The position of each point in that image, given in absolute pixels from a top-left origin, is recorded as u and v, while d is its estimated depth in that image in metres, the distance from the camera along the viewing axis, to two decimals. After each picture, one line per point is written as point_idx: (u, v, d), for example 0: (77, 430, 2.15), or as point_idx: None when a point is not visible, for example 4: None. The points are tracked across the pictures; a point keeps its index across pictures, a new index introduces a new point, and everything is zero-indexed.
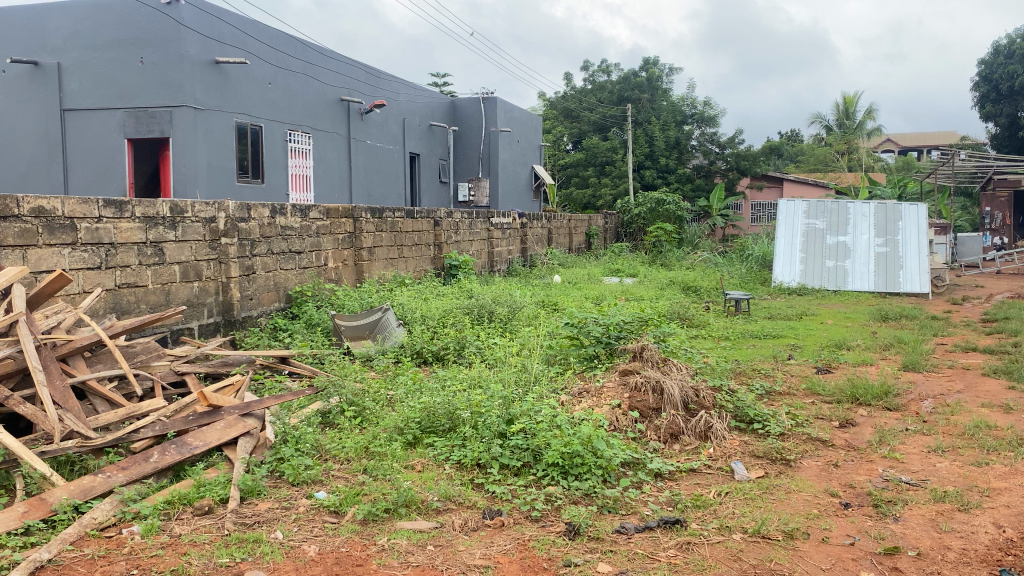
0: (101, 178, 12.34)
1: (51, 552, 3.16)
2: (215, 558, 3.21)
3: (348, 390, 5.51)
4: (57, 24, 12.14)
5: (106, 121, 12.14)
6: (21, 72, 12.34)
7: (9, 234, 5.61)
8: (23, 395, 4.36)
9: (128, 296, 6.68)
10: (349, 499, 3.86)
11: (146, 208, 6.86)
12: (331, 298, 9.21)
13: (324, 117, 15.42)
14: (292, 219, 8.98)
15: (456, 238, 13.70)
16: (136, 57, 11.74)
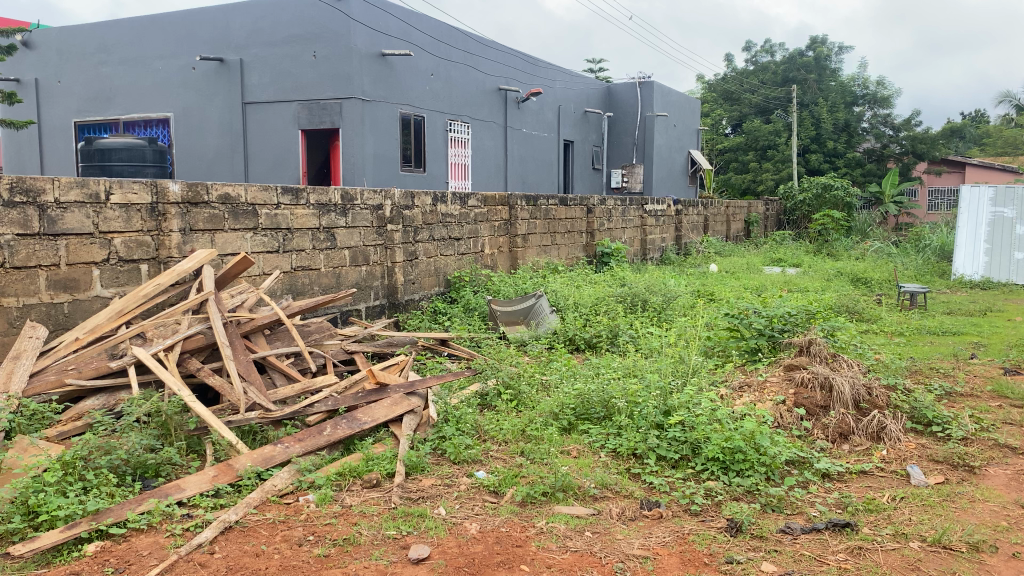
0: (277, 167, 13.15)
1: (237, 514, 3.42)
2: (384, 530, 3.37)
3: (505, 373, 5.62)
4: (239, 23, 13.02)
5: (282, 113, 12.90)
6: (209, 69, 13.33)
7: (200, 219, 6.09)
8: (213, 368, 4.75)
9: (302, 278, 7.12)
10: (508, 480, 3.94)
11: (320, 195, 7.25)
12: (487, 284, 9.41)
13: (483, 106, 15.73)
14: (452, 207, 9.22)
15: (609, 225, 13.61)
16: (310, 52, 12.41)
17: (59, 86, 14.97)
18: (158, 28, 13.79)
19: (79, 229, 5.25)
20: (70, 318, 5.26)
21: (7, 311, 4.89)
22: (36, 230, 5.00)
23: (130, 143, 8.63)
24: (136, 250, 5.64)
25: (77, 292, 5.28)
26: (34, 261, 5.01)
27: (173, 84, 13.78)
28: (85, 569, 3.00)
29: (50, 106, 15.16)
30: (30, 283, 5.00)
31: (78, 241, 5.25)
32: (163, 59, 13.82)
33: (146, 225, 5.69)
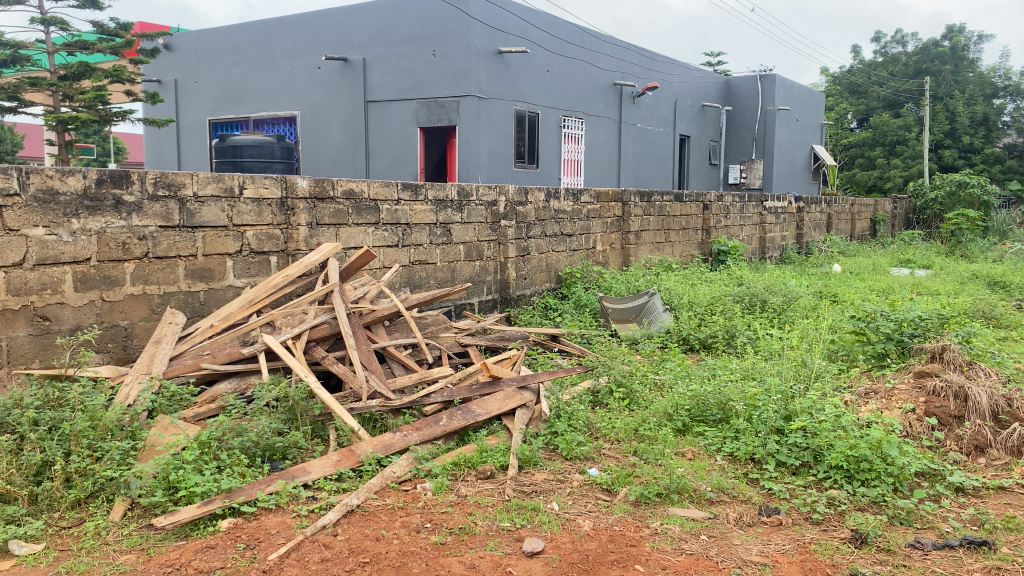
0: (395, 164, 13.50)
1: (359, 498, 3.55)
2: (498, 521, 3.43)
3: (617, 371, 5.58)
4: (363, 24, 13.44)
5: (401, 111, 13.25)
6: (334, 69, 13.83)
7: (326, 214, 6.33)
8: (336, 356, 4.94)
9: (419, 272, 7.30)
10: (621, 479, 3.92)
11: (438, 191, 7.41)
12: (599, 280, 9.37)
13: (598, 101, 15.66)
14: (565, 203, 9.23)
15: (726, 223, 13.30)
16: (430, 50, 12.69)
17: (196, 86, 15.83)
18: (287, 29, 14.38)
19: (214, 222, 5.56)
20: (205, 306, 5.59)
21: (149, 297, 5.23)
22: (176, 222, 5.32)
23: (260, 140, 9.01)
24: (266, 242, 5.94)
25: (213, 282, 5.61)
26: (174, 251, 5.34)
27: (300, 83, 14.35)
28: (218, 543, 3.18)
29: (187, 105, 16.05)
30: (170, 272, 5.34)
31: (214, 233, 5.57)
32: (291, 59, 14.41)
33: (276, 219, 5.97)
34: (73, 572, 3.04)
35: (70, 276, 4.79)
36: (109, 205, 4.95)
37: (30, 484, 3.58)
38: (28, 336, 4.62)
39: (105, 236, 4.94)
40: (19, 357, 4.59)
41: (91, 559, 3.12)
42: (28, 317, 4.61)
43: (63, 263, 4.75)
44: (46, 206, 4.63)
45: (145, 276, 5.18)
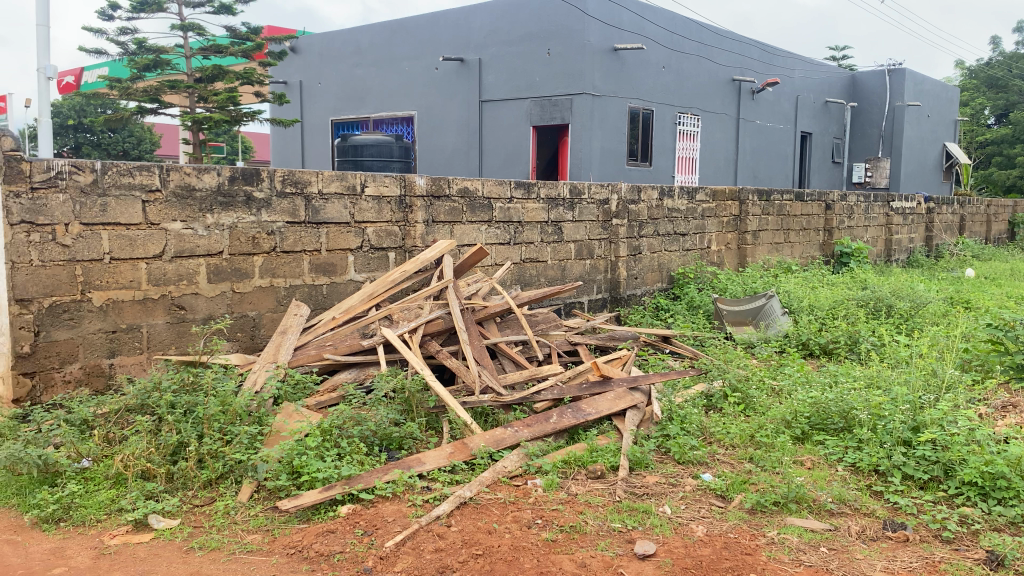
0: (508, 162, 13.60)
1: (472, 491, 3.61)
2: (609, 522, 3.41)
3: (733, 375, 5.45)
4: (480, 24, 13.61)
5: (515, 110, 13.35)
6: (450, 69, 14.08)
7: (441, 211, 6.46)
8: (450, 351, 5.03)
9: (530, 270, 7.34)
10: (736, 486, 3.83)
11: (550, 189, 7.43)
12: (713, 281, 9.17)
13: (715, 98, 15.32)
14: (679, 202, 9.09)
15: (849, 223, 12.77)
16: (545, 49, 12.75)
17: (319, 87, 16.44)
18: (406, 30, 14.73)
19: (337, 219, 5.77)
20: (327, 299, 5.81)
21: (276, 289, 5.48)
22: (303, 218, 5.56)
23: (379, 139, 9.27)
24: (385, 239, 6.12)
25: (335, 276, 5.83)
26: (300, 246, 5.57)
27: (417, 83, 14.67)
28: (338, 528, 3.31)
29: (311, 105, 16.67)
30: (296, 266, 5.57)
31: (336, 230, 5.78)
32: (409, 60, 14.76)
33: (394, 216, 6.14)
34: (205, 548, 3.22)
35: (205, 268, 5.07)
36: (241, 201, 5.20)
37: (168, 463, 3.83)
38: (166, 324, 4.92)
39: (237, 231, 5.20)
40: (158, 344, 4.91)
41: (221, 536, 3.31)
42: (167, 306, 4.91)
43: (198, 256, 5.03)
44: (183, 202, 4.92)
45: (272, 269, 5.44)
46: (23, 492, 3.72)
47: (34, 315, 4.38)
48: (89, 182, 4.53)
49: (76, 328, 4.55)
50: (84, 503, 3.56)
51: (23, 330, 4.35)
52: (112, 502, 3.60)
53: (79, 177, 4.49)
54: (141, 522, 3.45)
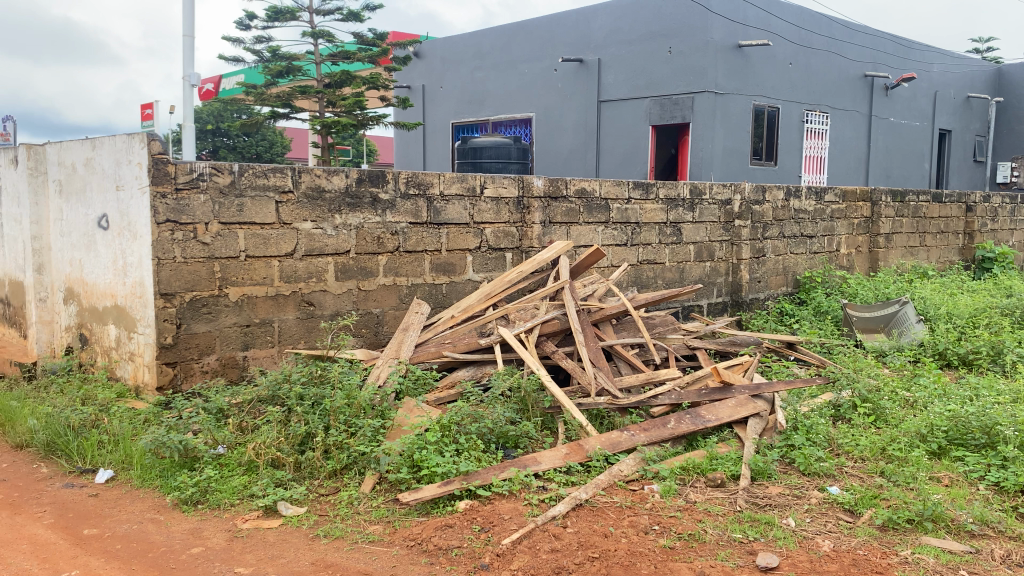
0: (627, 163, 13.47)
1: (588, 493, 3.58)
2: (729, 532, 3.33)
3: (863, 385, 5.20)
4: (600, 24, 13.56)
5: (635, 109, 13.22)
6: (570, 70, 14.09)
7: (559, 212, 6.47)
8: (566, 352, 5.02)
9: (648, 272, 7.24)
10: (866, 501, 3.65)
11: (670, 190, 7.32)
12: (842, 286, 8.78)
13: (846, 95, 14.69)
14: (806, 203, 8.76)
15: (992, 226, 11.97)
16: (666, 48, 12.57)
17: (441, 90, 16.78)
18: (526, 33, 14.84)
19: (457, 219, 5.87)
20: (447, 298, 5.92)
21: (398, 288, 5.64)
22: (425, 219, 5.69)
23: (497, 141, 9.36)
24: (502, 239, 6.18)
25: (454, 275, 5.93)
26: (421, 246, 5.70)
27: (536, 84, 14.74)
28: (456, 523, 3.35)
29: (432, 108, 17.03)
30: (417, 265, 5.71)
31: (456, 230, 5.89)
32: (529, 62, 14.85)
33: (512, 217, 6.20)
34: (330, 536, 3.34)
35: (332, 267, 5.27)
36: (367, 202, 5.38)
37: (296, 453, 3.99)
38: (295, 319, 5.14)
39: (363, 231, 5.38)
40: (288, 338, 5.13)
41: (344, 526, 3.42)
42: (296, 302, 5.13)
43: (326, 255, 5.23)
44: (313, 203, 5.12)
45: (395, 268, 5.59)
46: (165, 475, 3.96)
47: (176, 308, 4.65)
48: (228, 184, 4.78)
49: (215, 322, 4.82)
50: (220, 488, 3.75)
51: (167, 322, 4.63)
52: (245, 488, 3.78)
53: (219, 179, 4.73)
54: (271, 508, 3.61)
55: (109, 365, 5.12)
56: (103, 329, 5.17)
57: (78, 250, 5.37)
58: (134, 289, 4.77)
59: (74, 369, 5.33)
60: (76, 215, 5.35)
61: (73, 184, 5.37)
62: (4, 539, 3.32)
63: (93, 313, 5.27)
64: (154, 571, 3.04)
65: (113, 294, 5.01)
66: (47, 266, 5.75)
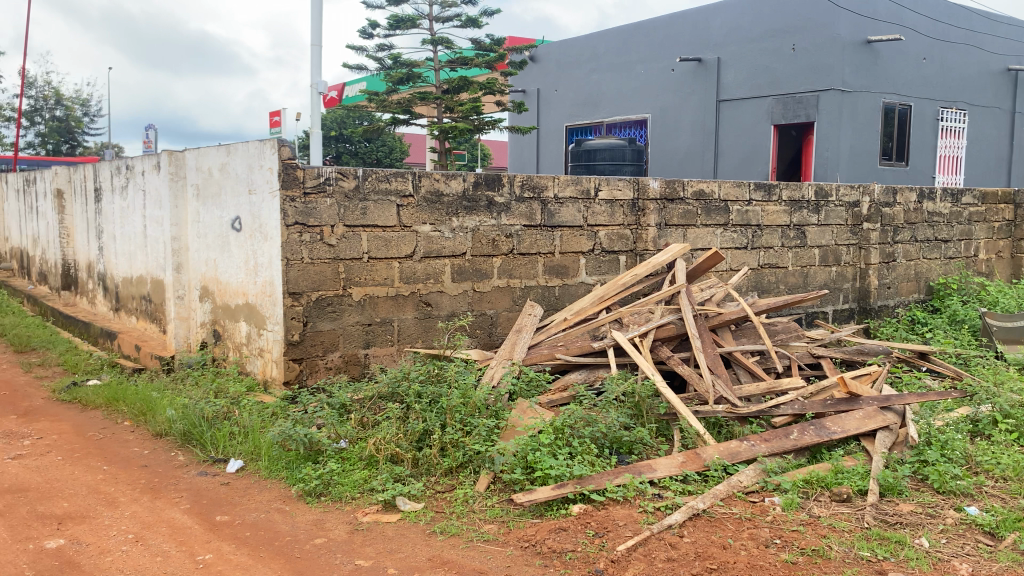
0: (746, 164, 13.11)
1: (705, 503, 3.50)
2: (856, 549, 3.18)
3: (1004, 400, 4.86)
4: (720, 23, 13.26)
5: (755, 109, 12.85)
6: (687, 70, 13.84)
7: (675, 215, 6.36)
8: (682, 357, 4.93)
9: (769, 276, 7.02)
10: (1008, 524, 3.42)
11: (793, 191, 7.07)
12: (981, 294, 8.25)
13: (986, 90, 13.82)
14: (941, 205, 8.29)
15: None
16: (789, 45, 12.18)
17: (555, 93, 16.80)
18: (643, 33, 14.67)
19: (571, 222, 5.87)
20: (560, 300, 5.92)
21: (512, 290, 5.68)
22: (539, 221, 5.71)
23: (613, 143, 9.28)
24: (617, 242, 6.13)
25: (567, 278, 5.92)
26: (535, 249, 5.73)
27: (653, 85, 14.55)
28: (570, 526, 3.34)
29: (546, 111, 17.08)
30: (531, 268, 5.73)
31: (570, 233, 5.88)
32: (645, 63, 14.67)
33: (627, 220, 6.14)
34: (446, 533, 3.40)
35: (449, 269, 5.36)
36: (483, 205, 5.45)
37: (414, 449, 4.08)
38: (413, 319, 5.27)
39: (479, 233, 5.45)
40: (406, 337, 5.26)
41: (460, 523, 3.47)
42: (415, 302, 5.26)
43: (443, 257, 5.33)
44: (432, 206, 5.23)
45: (509, 270, 5.63)
46: (290, 467, 4.12)
47: (303, 307, 4.84)
48: (352, 188, 4.93)
49: (338, 320, 4.99)
50: (341, 481, 3.88)
51: (295, 320, 4.82)
52: (365, 482, 3.89)
53: (344, 183, 4.90)
54: (389, 503, 3.70)
55: (240, 360, 5.39)
56: (235, 326, 5.44)
57: (213, 250, 5.68)
58: (264, 288, 4.99)
59: (208, 363, 5.64)
60: (212, 218, 5.65)
61: (210, 189, 5.67)
62: (145, 521, 3.54)
63: (226, 311, 5.55)
64: (281, 559, 3.17)
65: (245, 292, 5.26)
66: (185, 266, 6.10)
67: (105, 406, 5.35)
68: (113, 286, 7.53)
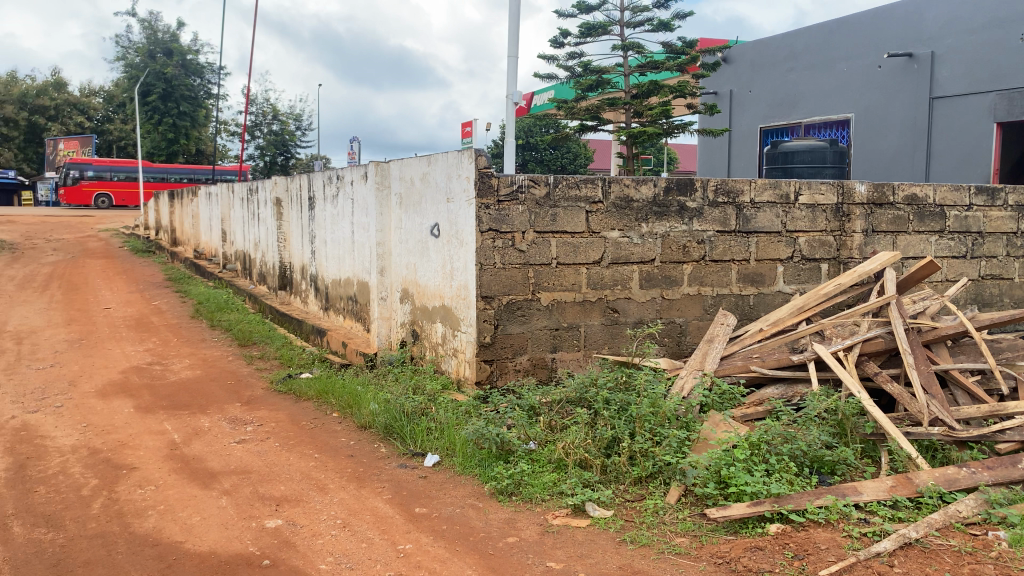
0: (963, 166, 12.05)
1: (918, 532, 3.24)
2: None
3: None
4: (934, 15, 12.30)
5: (975, 106, 11.80)
6: (896, 66, 12.94)
7: (884, 220, 5.94)
8: (891, 373, 4.60)
9: (991, 288, 6.43)
10: None
11: (1021, 195, 6.43)
12: None
13: None
14: None
15: None
16: (1017, 35, 11.09)
17: (749, 95, 16.24)
18: (846, 29, 13.87)
19: (769, 227, 5.65)
20: (754, 309, 5.72)
21: (704, 298, 5.55)
22: (733, 227, 5.54)
23: (812, 145, 8.77)
24: (818, 249, 5.83)
25: (763, 286, 5.71)
26: (729, 256, 5.56)
27: (856, 83, 13.72)
28: (767, 546, 3.20)
29: (739, 114, 16.54)
30: (724, 275, 5.58)
31: (767, 239, 5.66)
32: (848, 60, 13.85)
33: (830, 225, 5.81)
34: (636, 542, 3.36)
35: (637, 275, 5.32)
36: (674, 211, 5.37)
37: (603, 457, 4.07)
38: (601, 326, 5.27)
39: (669, 240, 5.37)
40: (594, 343, 5.28)
41: (651, 534, 3.43)
42: (602, 308, 5.26)
43: (632, 263, 5.29)
44: (622, 212, 5.21)
45: (701, 277, 5.51)
46: (482, 464, 4.23)
47: (494, 310, 4.97)
48: (543, 194, 5.01)
49: (527, 323, 5.08)
50: (532, 482, 3.94)
51: (486, 322, 4.97)
52: (554, 485, 3.92)
53: (535, 190, 4.99)
54: (579, 507, 3.72)
55: (436, 359, 5.61)
56: (432, 327, 5.68)
57: (413, 255, 5.96)
58: (459, 291, 5.17)
59: (407, 361, 5.93)
60: (413, 224, 5.92)
61: (411, 197, 5.95)
62: (351, 508, 3.76)
63: (424, 312, 5.80)
64: (475, 554, 3.27)
65: (441, 295, 5.47)
66: (388, 269, 6.45)
67: (316, 397, 5.76)
68: (323, 287, 8.10)
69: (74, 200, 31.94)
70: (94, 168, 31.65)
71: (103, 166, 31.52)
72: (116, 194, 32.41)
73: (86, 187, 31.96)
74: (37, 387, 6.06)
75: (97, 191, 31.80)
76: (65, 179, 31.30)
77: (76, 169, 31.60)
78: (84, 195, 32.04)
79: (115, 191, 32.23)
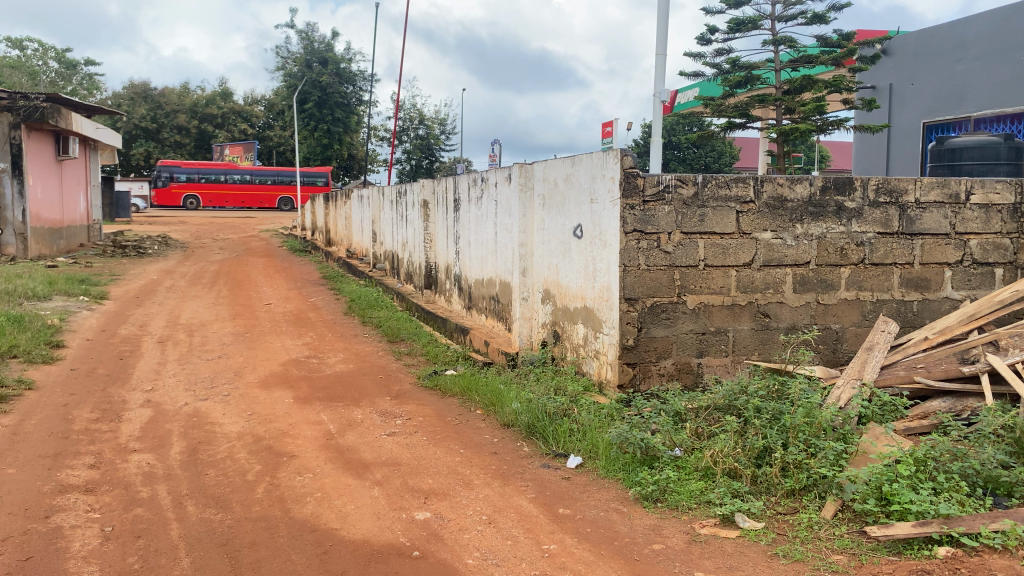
0: None
1: None
2: None
3: None
4: None
5: None
6: None
7: None
8: None
9: None
10: None
11: None
12: None
13: None
14: None
15: None
16: None
17: (911, 89, 15.29)
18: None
19: (936, 229, 5.28)
20: (919, 316, 5.37)
21: (862, 303, 5.27)
22: (896, 229, 5.22)
23: (983, 140, 8.09)
24: (992, 253, 5.41)
25: (928, 292, 5.35)
26: (891, 259, 5.25)
27: None
28: (935, 570, 2.98)
29: (900, 109, 15.58)
30: (885, 279, 5.27)
31: (934, 241, 5.30)
32: None
33: (1006, 227, 5.38)
34: (790, 557, 3.23)
35: (791, 278, 5.11)
36: (831, 211, 5.12)
37: (753, 466, 3.93)
38: (751, 330, 5.10)
39: (825, 241, 5.13)
40: (742, 349, 5.12)
41: (805, 549, 3.28)
42: (752, 312, 5.09)
43: (785, 266, 5.09)
44: (775, 213, 5.02)
45: (859, 281, 5.23)
46: (627, 469, 4.18)
47: (638, 313, 4.91)
48: (691, 194, 4.90)
49: (672, 327, 4.99)
50: (678, 489, 3.86)
51: (630, 325, 4.91)
52: (702, 493, 3.82)
53: (683, 190, 4.88)
54: (728, 518, 3.61)
55: (578, 360, 5.60)
56: (574, 328, 5.66)
57: (556, 256, 5.97)
58: (602, 292, 5.12)
59: (548, 362, 5.96)
60: (556, 225, 5.93)
61: (554, 197, 5.96)
62: (497, 505, 3.82)
63: (566, 313, 5.79)
64: (620, 559, 3.24)
65: (583, 296, 5.46)
66: (530, 270, 6.51)
67: (460, 394, 5.88)
68: (467, 287, 8.27)
69: (164, 200, 35.51)
70: (182, 170, 35.34)
71: (190, 168, 35.17)
72: (203, 195, 35.89)
73: (174, 189, 35.54)
74: (206, 376, 6.53)
75: (184, 191, 35.33)
76: (156, 181, 34.99)
77: (166, 172, 35.33)
78: (174, 196, 35.62)
79: (202, 192, 35.75)
